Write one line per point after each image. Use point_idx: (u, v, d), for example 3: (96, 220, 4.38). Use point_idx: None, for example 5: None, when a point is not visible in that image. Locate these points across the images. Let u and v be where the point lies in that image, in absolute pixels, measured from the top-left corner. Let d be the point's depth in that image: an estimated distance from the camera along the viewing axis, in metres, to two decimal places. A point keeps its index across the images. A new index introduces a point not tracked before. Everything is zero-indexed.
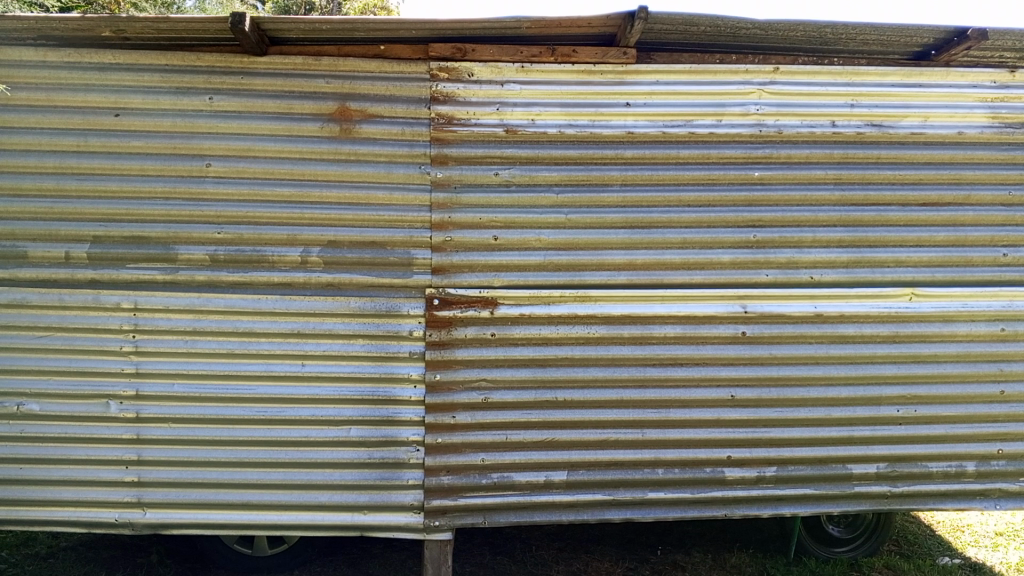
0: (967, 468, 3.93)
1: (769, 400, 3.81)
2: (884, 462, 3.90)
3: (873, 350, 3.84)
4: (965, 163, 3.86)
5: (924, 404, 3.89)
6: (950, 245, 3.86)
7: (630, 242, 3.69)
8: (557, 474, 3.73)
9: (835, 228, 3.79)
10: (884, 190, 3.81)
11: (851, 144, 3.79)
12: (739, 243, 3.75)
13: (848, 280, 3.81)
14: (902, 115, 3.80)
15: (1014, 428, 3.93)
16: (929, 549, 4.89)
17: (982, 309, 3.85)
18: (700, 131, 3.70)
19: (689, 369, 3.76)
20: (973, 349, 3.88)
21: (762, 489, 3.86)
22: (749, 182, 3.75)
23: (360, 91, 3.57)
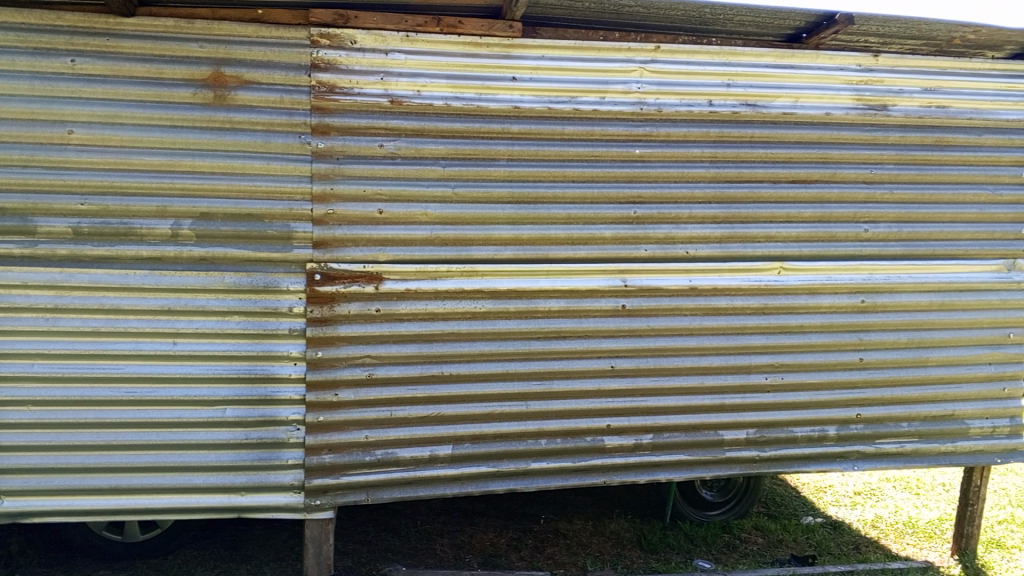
0: (828, 432, 4.16)
1: (647, 369, 3.93)
2: (753, 428, 4.08)
3: (744, 322, 4.00)
4: (831, 143, 4.04)
5: (790, 371, 4.09)
6: (816, 221, 4.05)
7: (516, 217, 3.70)
8: (442, 449, 3.73)
9: (710, 205, 3.92)
10: (756, 168, 3.96)
11: (727, 123, 3.91)
12: (620, 219, 3.82)
13: (722, 255, 3.94)
14: (775, 96, 3.94)
15: (871, 393, 4.18)
16: (795, 509, 5.20)
17: (843, 282, 4.08)
18: (584, 107, 3.73)
19: (573, 342, 3.83)
20: (835, 320, 4.10)
21: (640, 456, 3.97)
22: (630, 159, 3.82)
23: (235, 57, 3.41)
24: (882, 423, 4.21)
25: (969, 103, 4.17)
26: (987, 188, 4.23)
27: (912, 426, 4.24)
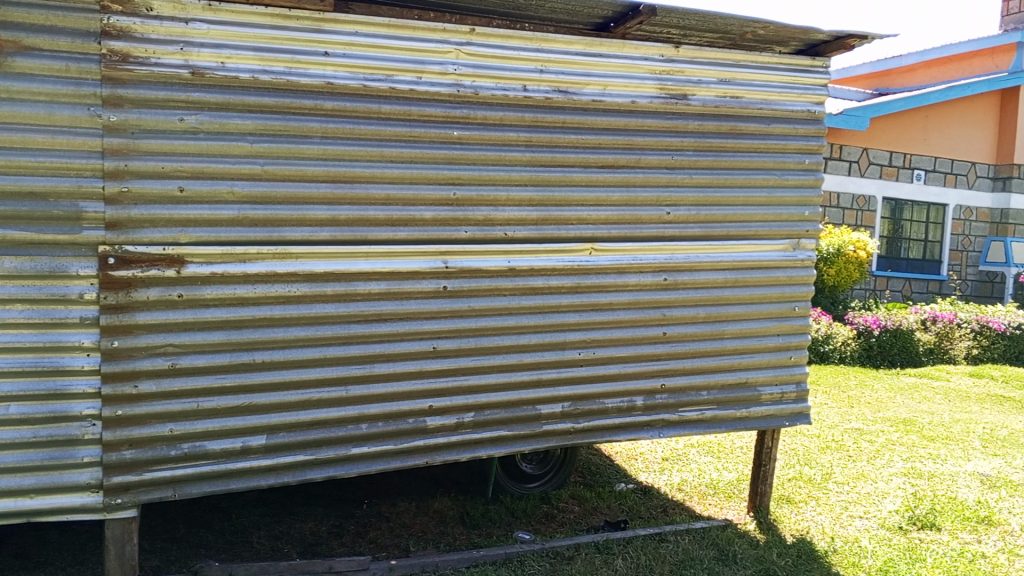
0: (637, 402, 4.37)
1: (467, 349, 3.96)
2: (568, 401, 4.22)
3: (559, 301, 4.13)
4: (637, 130, 4.23)
5: (601, 346, 4.26)
6: (624, 204, 4.23)
7: (331, 197, 3.62)
8: (255, 439, 3.59)
9: (526, 187, 4.00)
10: (569, 152, 4.08)
11: (541, 108, 4.00)
12: (438, 200, 3.82)
13: (538, 237, 4.05)
14: (585, 83, 4.07)
15: (675, 365, 4.44)
16: (609, 476, 5.46)
17: (649, 261, 4.29)
18: (400, 86, 3.69)
19: (393, 325, 3.80)
20: (642, 297, 4.31)
21: (462, 434, 3.99)
22: (448, 140, 3.82)
23: (13, 20, 3.10)
24: (684, 392, 4.48)
25: (760, 94, 4.49)
26: (775, 174, 4.59)
27: (711, 394, 4.54)
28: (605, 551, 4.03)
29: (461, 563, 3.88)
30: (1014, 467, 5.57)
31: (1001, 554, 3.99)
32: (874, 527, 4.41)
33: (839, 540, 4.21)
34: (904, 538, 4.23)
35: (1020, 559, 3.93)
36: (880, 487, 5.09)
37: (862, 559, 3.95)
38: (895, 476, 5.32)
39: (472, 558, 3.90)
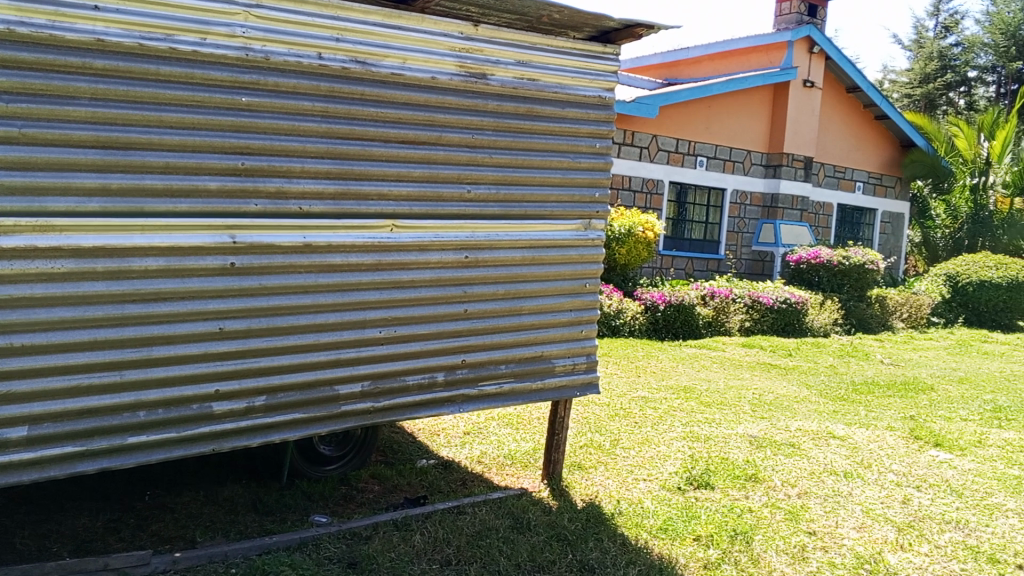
0: (437, 378, 4.37)
1: (258, 330, 3.78)
2: (367, 380, 4.14)
3: (359, 278, 4.04)
4: (437, 106, 4.21)
5: (402, 324, 4.22)
6: (425, 181, 4.21)
7: (102, 165, 3.32)
8: (14, 431, 3.23)
9: (322, 160, 3.87)
10: (367, 126, 3.99)
11: (337, 78, 3.88)
12: (225, 171, 3.62)
13: (335, 212, 3.93)
14: (384, 55, 3.99)
15: (475, 341, 4.48)
16: (410, 453, 5.47)
17: (450, 239, 4.29)
18: (182, 47, 3.45)
19: (174, 305, 3.54)
20: (443, 275, 4.31)
21: (252, 419, 3.81)
22: (237, 107, 3.62)
23: None
24: (483, 367, 4.54)
25: (555, 78, 4.61)
26: (568, 156, 4.74)
27: (509, 368, 4.63)
28: (403, 528, 4.02)
29: (252, 550, 3.72)
30: (778, 428, 6.16)
31: (765, 507, 4.39)
32: (656, 488, 4.70)
33: (624, 502, 4.44)
34: (682, 497, 4.55)
35: (780, 511, 4.35)
36: (662, 451, 5.45)
37: (644, 519, 4.17)
38: (676, 440, 5.72)
39: (265, 545, 3.76)
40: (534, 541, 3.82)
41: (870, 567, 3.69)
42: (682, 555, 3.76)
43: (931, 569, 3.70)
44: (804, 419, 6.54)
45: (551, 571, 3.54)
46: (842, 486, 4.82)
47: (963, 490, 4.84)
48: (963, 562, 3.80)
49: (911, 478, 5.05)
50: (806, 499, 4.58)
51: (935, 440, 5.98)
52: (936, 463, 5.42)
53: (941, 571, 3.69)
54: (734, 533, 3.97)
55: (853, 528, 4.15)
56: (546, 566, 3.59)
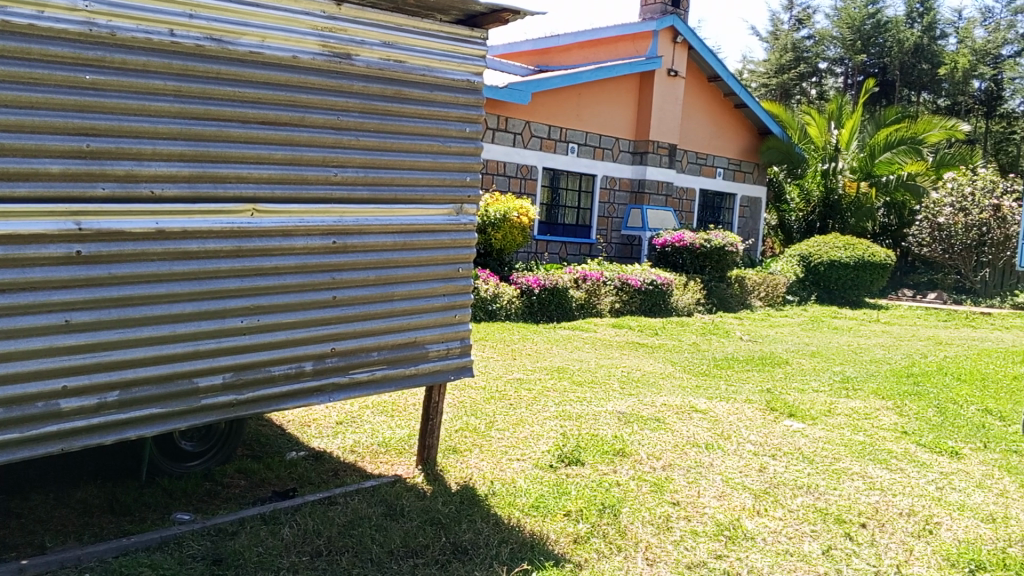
0: (305, 367, 4.24)
1: (108, 322, 3.55)
2: (229, 371, 3.97)
3: (218, 266, 3.86)
4: (299, 87, 4.09)
5: (266, 312, 4.06)
6: (287, 164, 4.07)
7: None
8: None
9: (175, 141, 3.68)
10: (225, 106, 3.83)
11: (190, 56, 3.70)
12: (68, 153, 3.39)
13: (191, 196, 3.75)
14: (241, 33, 3.84)
15: (344, 328, 4.37)
16: (279, 446, 5.33)
17: (315, 224, 4.17)
18: (16, 20, 3.20)
19: (12, 297, 3.29)
20: (309, 261, 4.18)
21: (104, 416, 3.58)
22: (79, 85, 3.40)
23: None
24: (353, 355, 4.44)
25: (422, 60, 4.55)
26: (438, 140, 4.69)
27: (380, 355, 4.54)
28: (271, 521, 3.90)
29: (109, 552, 3.53)
30: (645, 404, 6.37)
31: (633, 480, 4.53)
32: (529, 467, 4.77)
33: (498, 482, 4.49)
34: (554, 474, 4.64)
35: (646, 483, 4.50)
36: (535, 431, 5.53)
37: (517, 498, 4.22)
38: (548, 419, 5.82)
39: (122, 546, 3.57)
40: (407, 526, 3.80)
41: (729, 533, 3.86)
42: (553, 530, 3.83)
43: (784, 532, 3.92)
44: (670, 394, 6.81)
45: (424, 555, 3.53)
46: (704, 457, 5.04)
47: (814, 457, 5.15)
48: (813, 524, 4.04)
49: (766, 447, 5.33)
50: (671, 470, 4.76)
51: (789, 410, 6.34)
52: (790, 432, 5.75)
53: (793, 534, 3.91)
54: (603, 507, 4.09)
55: (713, 497, 4.35)
56: (418, 551, 3.57)
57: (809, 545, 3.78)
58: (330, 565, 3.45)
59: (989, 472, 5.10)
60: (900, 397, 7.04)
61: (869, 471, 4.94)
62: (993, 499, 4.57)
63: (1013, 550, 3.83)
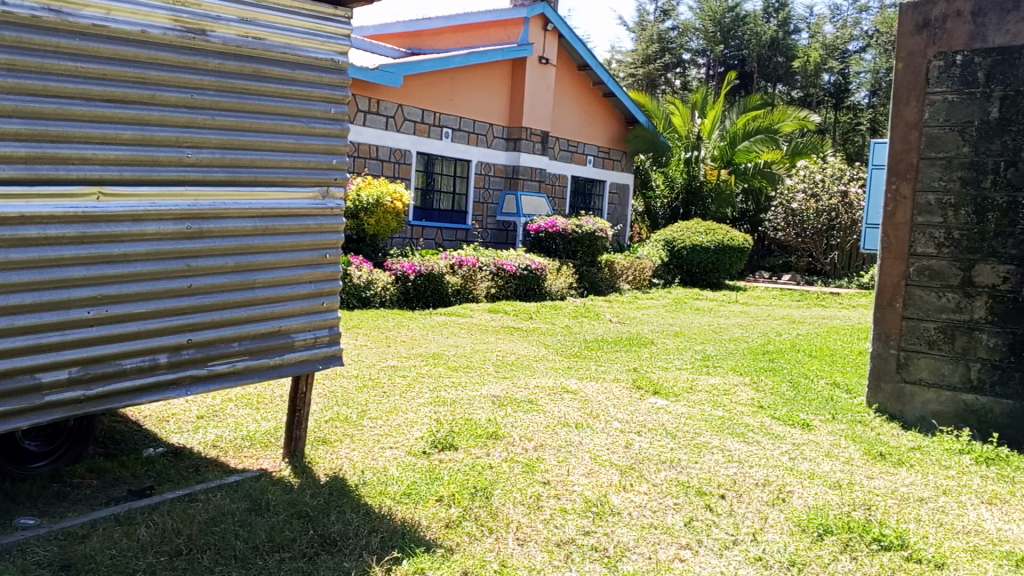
0: (160, 360, 3.99)
1: None
2: (76, 366, 3.69)
3: (60, 253, 3.59)
4: (148, 63, 3.84)
5: (115, 303, 3.79)
6: (136, 144, 3.81)
7: None
8: None
9: (9, 119, 3.39)
10: (65, 82, 3.55)
11: (24, 27, 3.42)
12: None
13: (28, 178, 3.46)
14: (82, 4, 3.58)
15: (202, 318, 4.13)
16: (135, 443, 5.05)
17: (169, 208, 3.93)
18: None
19: None
20: (162, 248, 3.94)
21: None
22: None
23: None
24: (213, 346, 4.20)
25: (282, 38, 4.37)
26: (302, 121, 4.48)
27: (242, 345, 4.32)
28: (126, 522, 3.70)
29: None
30: (519, 387, 6.44)
31: (505, 462, 4.57)
32: (401, 455, 4.72)
33: (369, 472, 4.42)
34: (426, 461, 4.61)
35: (518, 464, 4.55)
36: (409, 418, 5.48)
37: (388, 487, 4.17)
38: (422, 405, 5.78)
39: None
40: (273, 521, 3.68)
41: (596, 509, 3.95)
42: (425, 516, 3.81)
43: (648, 506, 4.05)
44: (542, 376, 6.94)
45: (291, 549, 3.43)
46: (574, 436, 5.14)
47: (676, 432, 5.36)
48: (676, 497, 4.19)
49: (632, 424, 5.49)
50: (542, 451, 4.83)
51: (654, 388, 6.58)
52: (654, 409, 5.95)
53: (657, 507, 4.05)
54: (474, 490, 4.10)
55: (582, 475, 4.44)
56: (285, 544, 3.47)
57: (671, 518, 3.92)
58: (190, 564, 3.30)
59: (836, 442, 5.44)
60: (756, 373, 7.44)
61: (727, 444, 5.17)
62: (839, 467, 4.88)
63: (856, 513, 4.10)
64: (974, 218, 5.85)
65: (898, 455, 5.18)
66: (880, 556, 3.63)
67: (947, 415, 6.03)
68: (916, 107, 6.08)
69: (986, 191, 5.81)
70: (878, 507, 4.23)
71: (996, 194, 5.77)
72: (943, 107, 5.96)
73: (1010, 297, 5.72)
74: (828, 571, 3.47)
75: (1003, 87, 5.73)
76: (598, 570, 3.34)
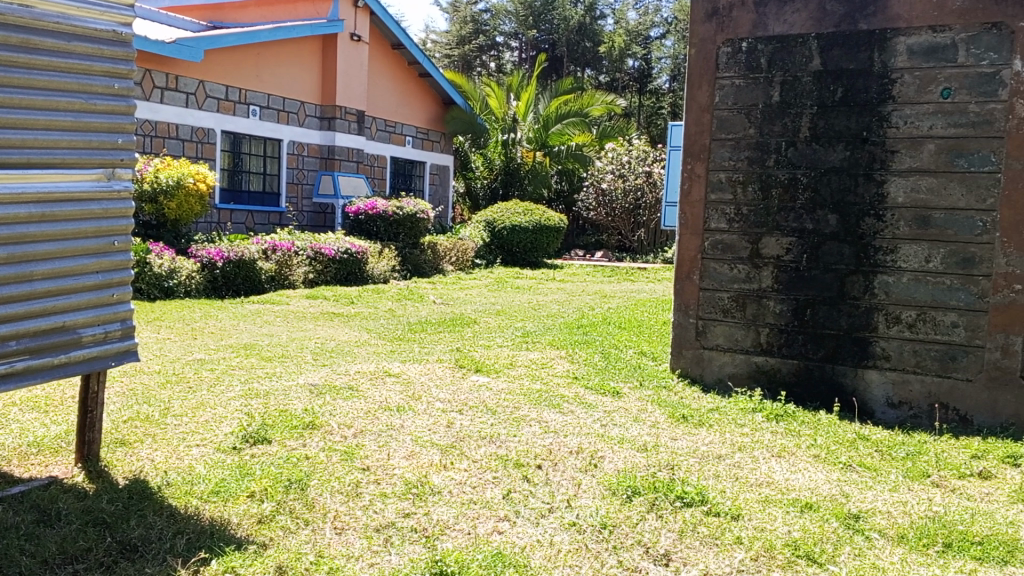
0: None
1: None
2: None
3: None
4: None
5: None
6: None
7: None
8: None
9: None
10: None
11: None
12: None
13: None
14: None
15: None
16: None
17: None
18: None
19: None
20: None
21: None
22: None
23: None
24: None
25: (54, 6, 3.97)
26: (80, 96, 4.06)
27: (21, 344, 3.90)
28: None
29: None
30: (338, 373, 6.32)
31: (321, 452, 4.47)
32: (209, 452, 4.50)
33: (173, 472, 4.18)
34: (237, 456, 4.42)
35: (336, 452, 4.47)
36: (218, 413, 5.23)
37: (195, 486, 3.96)
38: (233, 399, 5.53)
39: None
40: (65, 532, 3.39)
41: (417, 491, 3.95)
42: (236, 513, 3.65)
43: (468, 482, 4.10)
44: (363, 361, 6.84)
45: (85, 560, 3.18)
46: (394, 420, 5.10)
47: (496, 408, 5.45)
48: (495, 471, 4.27)
49: (454, 403, 5.53)
50: (361, 437, 4.76)
51: (476, 366, 6.67)
52: (476, 386, 6.03)
53: (476, 482, 4.10)
54: (289, 482, 3.98)
55: (402, 457, 4.42)
56: (79, 556, 3.21)
57: (490, 492, 3.98)
58: None
59: (644, 407, 5.75)
60: (572, 346, 7.71)
61: (544, 416, 5.31)
62: (646, 431, 5.16)
63: (661, 473, 4.35)
64: (759, 194, 6.32)
65: (698, 416, 5.54)
66: (683, 512, 3.87)
67: (741, 376, 6.53)
68: (707, 91, 6.48)
69: (770, 169, 6.28)
70: (681, 466, 4.51)
71: (778, 171, 6.25)
72: (731, 92, 6.39)
73: (793, 267, 6.22)
74: (636, 530, 3.65)
75: (783, 73, 6.21)
76: (418, 550, 3.34)
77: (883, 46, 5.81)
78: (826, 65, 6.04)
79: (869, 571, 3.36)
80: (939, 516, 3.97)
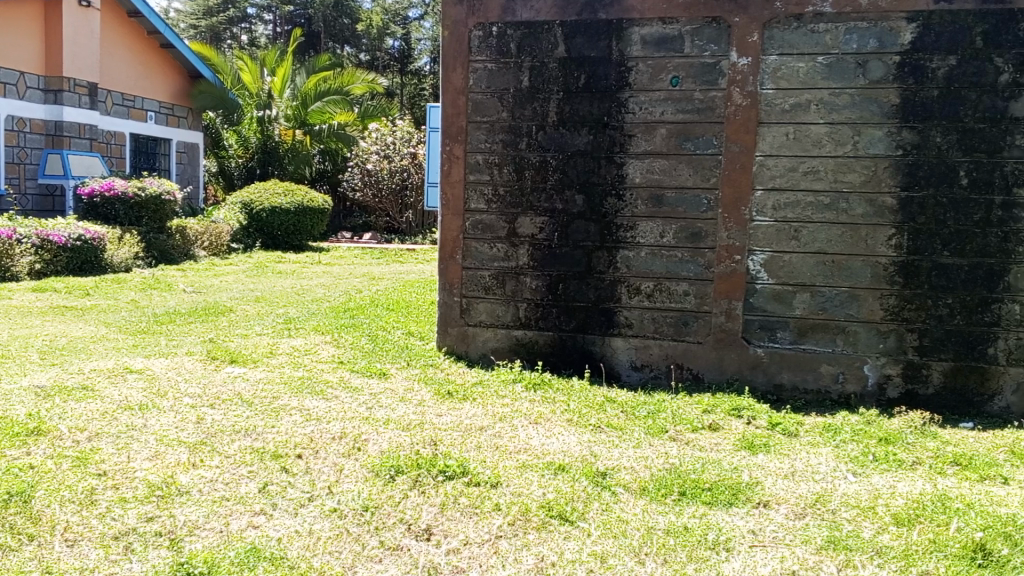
0: None
1: None
2: None
3: None
4: None
5: None
6: None
7: None
8: None
9: None
10: None
11: None
12: None
13: None
14: None
15: None
16: None
17: None
18: None
19: None
20: None
21: None
22: None
23: None
24: None
25: None
26: None
27: None
28: None
29: None
30: (70, 373, 5.76)
31: (49, 460, 4.06)
32: None
33: None
34: None
35: (66, 459, 4.08)
36: None
37: None
38: None
39: None
40: None
41: (161, 493, 3.71)
42: None
43: (220, 479, 3.90)
44: (99, 358, 6.29)
45: None
46: (136, 420, 4.74)
47: (253, 399, 5.23)
48: (250, 465, 4.11)
49: (205, 398, 5.24)
50: (96, 441, 4.38)
51: (231, 356, 6.36)
52: (230, 378, 5.77)
53: (229, 479, 3.91)
54: (8, 496, 3.57)
55: (145, 459, 4.12)
56: None
57: (245, 487, 3.83)
58: None
59: (409, 386, 5.78)
60: (337, 330, 7.58)
61: (306, 404, 5.19)
62: (412, 409, 5.19)
63: (424, 450, 4.40)
64: (514, 175, 6.53)
65: (463, 391, 5.67)
66: (444, 485, 3.94)
67: (503, 350, 6.75)
68: (461, 74, 6.58)
69: (522, 151, 6.50)
70: (444, 441, 4.58)
71: (530, 154, 6.48)
72: (484, 75, 6.54)
73: (546, 245, 6.50)
74: (398, 509, 3.67)
75: (531, 58, 6.43)
76: (162, 555, 3.14)
77: (620, 35, 6.20)
78: (570, 51, 6.33)
79: (614, 524, 3.62)
80: (675, 467, 4.34)
